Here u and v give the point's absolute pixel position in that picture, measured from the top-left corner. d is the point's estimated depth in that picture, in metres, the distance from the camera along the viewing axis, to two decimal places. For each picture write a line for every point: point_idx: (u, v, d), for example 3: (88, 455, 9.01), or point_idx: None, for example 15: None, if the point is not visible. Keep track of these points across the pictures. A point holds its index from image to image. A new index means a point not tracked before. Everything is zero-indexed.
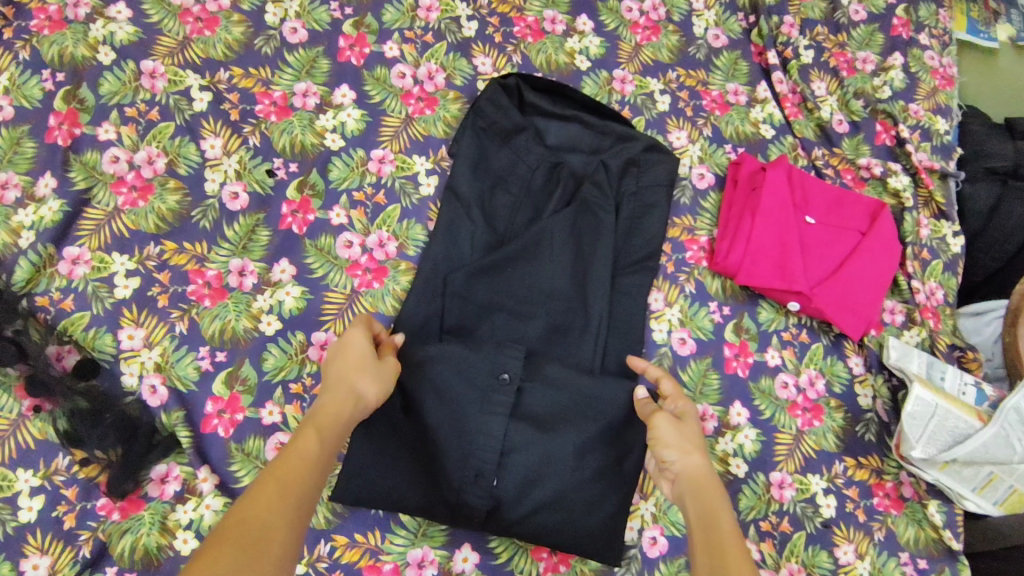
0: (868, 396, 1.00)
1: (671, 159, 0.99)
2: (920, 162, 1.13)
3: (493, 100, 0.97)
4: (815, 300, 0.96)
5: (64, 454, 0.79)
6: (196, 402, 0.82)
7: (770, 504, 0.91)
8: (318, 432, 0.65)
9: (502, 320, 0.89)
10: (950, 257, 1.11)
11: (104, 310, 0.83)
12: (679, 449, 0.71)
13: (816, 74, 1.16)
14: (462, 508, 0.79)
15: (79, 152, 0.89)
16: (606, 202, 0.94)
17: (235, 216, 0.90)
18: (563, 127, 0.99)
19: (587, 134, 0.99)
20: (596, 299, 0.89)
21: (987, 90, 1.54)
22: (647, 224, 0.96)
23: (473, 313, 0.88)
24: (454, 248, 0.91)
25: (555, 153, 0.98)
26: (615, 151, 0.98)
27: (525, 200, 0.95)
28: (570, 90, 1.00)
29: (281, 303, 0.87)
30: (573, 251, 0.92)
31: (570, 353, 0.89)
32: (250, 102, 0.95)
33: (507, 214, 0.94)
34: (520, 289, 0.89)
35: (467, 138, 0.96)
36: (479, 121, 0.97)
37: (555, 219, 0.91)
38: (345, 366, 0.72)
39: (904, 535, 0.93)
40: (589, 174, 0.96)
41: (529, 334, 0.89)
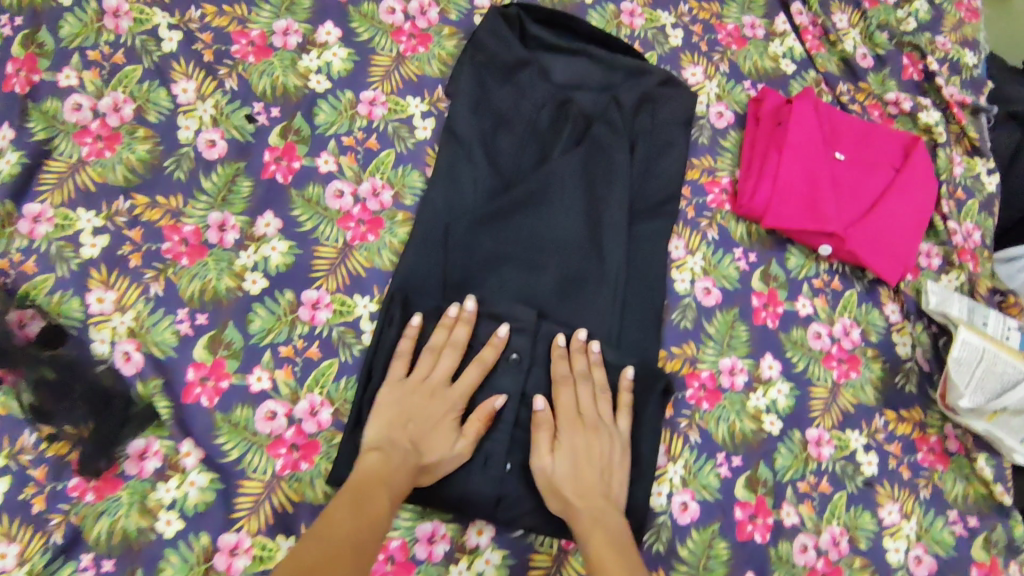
0: (907, 345, 0.92)
1: (686, 94, 0.91)
2: (951, 96, 1.05)
3: (493, 32, 0.89)
4: (849, 241, 0.88)
5: (31, 430, 0.70)
6: (176, 370, 0.74)
7: (808, 463, 0.84)
8: (387, 486, 0.62)
9: (511, 274, 0.80)
10: (986, 197, 1.03)
11: (70, 271, 0.75)
12: (565, 462, 0.68)
13: (837, 5, 1.08)
14: (468, 501, 0.71)
15: (38, 100, 0.80)
16: (619, 140, 0.85)
17: (212, 165, 0.81)
18: (570, 64, 0.92)
19: (595, 69, 0.92)
20: (612, 246, 0.81)
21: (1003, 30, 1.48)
22: (665, 165, 0.89)
23: (480, 267, 0.80)
24: (457, 199, 0.83)
25: (561, 91, 0.90)
26: (627, 86, 0.90)
27: (530, 142, 0.86)
28: (574, 20, 0.92)
29: (267, 259, 0.79)
30: (586, 196, 0.84)
31: (585, 305, 0.80)
32: (225, 42, 0.86)
33: (510, 157, 0.86)
34: (529, 239, 0.81)
35: (465, 74, 0.88)
36: (478, 56, 0.89)
37: (564, 160, 0.83)
38: (432, 411, 0.69)
39: (952, 491, 0.87)
40: (599, 112, 0.88)
41: (541, 289, 0.80)
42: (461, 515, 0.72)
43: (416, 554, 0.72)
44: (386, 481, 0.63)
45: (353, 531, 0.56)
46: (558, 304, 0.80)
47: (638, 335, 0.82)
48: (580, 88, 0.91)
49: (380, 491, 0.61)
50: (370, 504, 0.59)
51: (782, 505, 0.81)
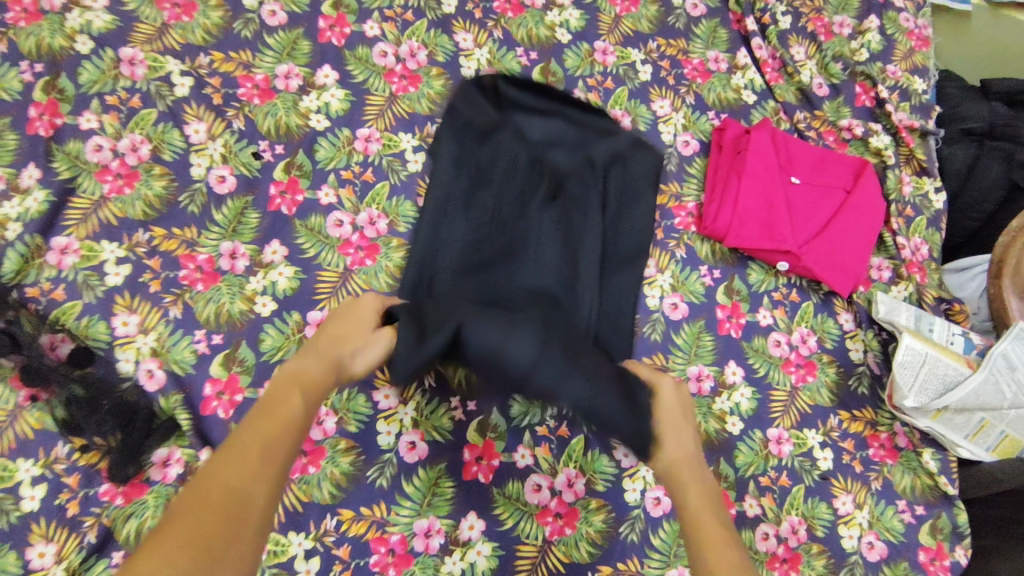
0: (859, 350, 1.01)
1: (653, 154, 1.01)
2: (900, 121, 1.14)
3: (468, 98, 0.99)
4: (804, 259, 0.97)
5: (64, 442, 0.78)
6: (194, 386, 0.82)
7: (769, 459, 0.92)
8: (301, 385, 0.62)
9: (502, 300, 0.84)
10: (932, 213, 1.12)
11: (95, 297, 0.82)
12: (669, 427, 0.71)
13: (795, 39, 1.17)
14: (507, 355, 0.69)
15: (62, 142, 0.87)
16: (591, 196, 0.95)
17: (223, 199, 0.89)
18: (544, 124, 1.00)
19: (569, 129, 1.00)
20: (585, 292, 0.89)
21: (966, 55, 1.55)
22: (637, 206, 0.98)
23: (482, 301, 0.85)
24: (447, 239, 0.89)
25: (536, 147, 0.98)
26: (598, 146, 0.99)
27: (508, 191, 0.94)
28: (550, 88, 1.01)
29: (275, 284, 0.87)
30: (562, 240, 0.91)
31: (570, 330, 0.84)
32: (232, 86, 0.94)
33: (489, 207, 0.92)
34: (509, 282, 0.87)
35: (446, 134, 0.96)
36: (456, 119, 0.97)
37: (542, 213, 0.92)
38: (364, 317, 0.72)
39: (900, 483, 0.95)
40: (574, 168, 0.97)
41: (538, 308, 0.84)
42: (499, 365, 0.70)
43: (414, 547, 0.80)
44: (301, 380, 0.63)
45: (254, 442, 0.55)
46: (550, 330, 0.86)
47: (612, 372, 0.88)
48: (555, 145, 0.99)
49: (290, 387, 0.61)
50: (280, 406, 0.59)
51: (745, 498, 0.90)
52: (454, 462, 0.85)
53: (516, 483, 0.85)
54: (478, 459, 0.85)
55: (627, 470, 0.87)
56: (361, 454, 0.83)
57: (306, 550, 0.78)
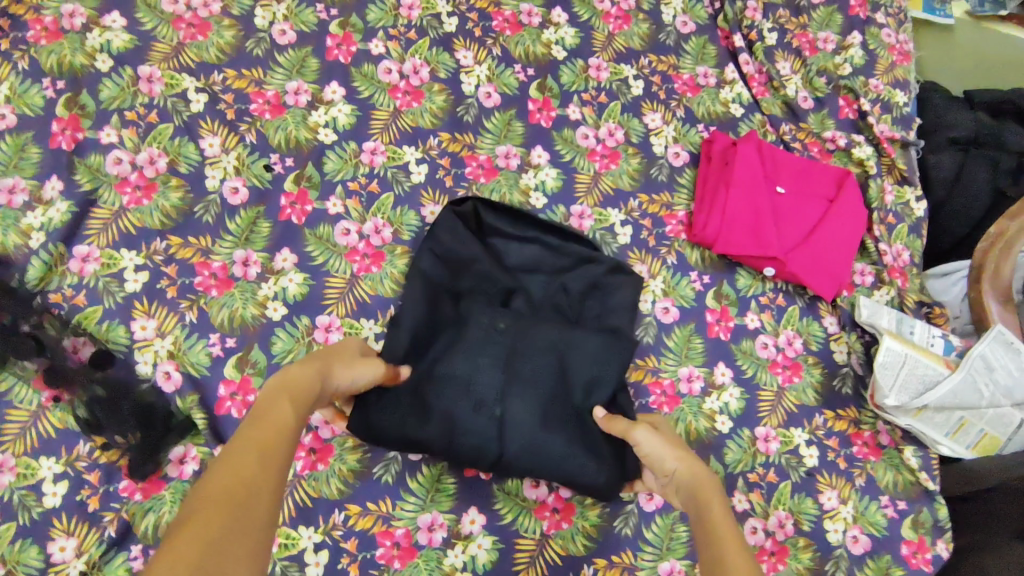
0: (843, 352, 1.06)
1: (635, 282, 0.96)
2: (881, 133, 1.19)
3: (451, 229, 0.94)
4: (789, 264, 1.02)
5: (85, 440, 0.82)
6: (209, 387, 0.86)
7: (756, 457, 0.97)
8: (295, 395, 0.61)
9: (494, 328, 0.89)
10: (914, 220, 1.17)
11: (116, 303, 0.87)
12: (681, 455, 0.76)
13: (781, 54, 1.22)
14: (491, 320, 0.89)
15: (83, 156, 0.92)
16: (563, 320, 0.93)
17: (236, 209, 0.94)
18: (524, 250, 0.97)
19: (547, 256, 0.97)
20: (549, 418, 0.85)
21: (957, 71, 1.59)
22: (615, 297, 0.95)
23: (474, 347, 0.87)
24: (436, 307, 0.90)
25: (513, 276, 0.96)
26: (577, 275, 0.96)
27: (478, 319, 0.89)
28: (529, 216, 0.97)
29: (285, 290, 0.91)
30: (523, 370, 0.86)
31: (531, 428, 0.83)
32: (244, 102, 0.99)
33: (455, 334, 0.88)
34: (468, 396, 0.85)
35: (426, 260, 0.92)
36: (436, 246, 0.93)
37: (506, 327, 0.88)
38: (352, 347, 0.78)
39: (883, 479, 0.99)
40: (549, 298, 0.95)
41: (535, 339, 0.88)
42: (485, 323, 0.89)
43: (418, 540, 0.84)
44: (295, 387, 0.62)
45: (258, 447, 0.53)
46: (545, 377, 0.86)
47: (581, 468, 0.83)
48: (534, 272, 0.97)
49: (284, 395, 0.60)
50: (272, 414, 0.57)
51: (733, 494, 0.94)
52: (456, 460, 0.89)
53: (515, 480, 0.89)
54: None
55: None
56: (367, 452, 0.87)
57: (315, 543, 0.82)
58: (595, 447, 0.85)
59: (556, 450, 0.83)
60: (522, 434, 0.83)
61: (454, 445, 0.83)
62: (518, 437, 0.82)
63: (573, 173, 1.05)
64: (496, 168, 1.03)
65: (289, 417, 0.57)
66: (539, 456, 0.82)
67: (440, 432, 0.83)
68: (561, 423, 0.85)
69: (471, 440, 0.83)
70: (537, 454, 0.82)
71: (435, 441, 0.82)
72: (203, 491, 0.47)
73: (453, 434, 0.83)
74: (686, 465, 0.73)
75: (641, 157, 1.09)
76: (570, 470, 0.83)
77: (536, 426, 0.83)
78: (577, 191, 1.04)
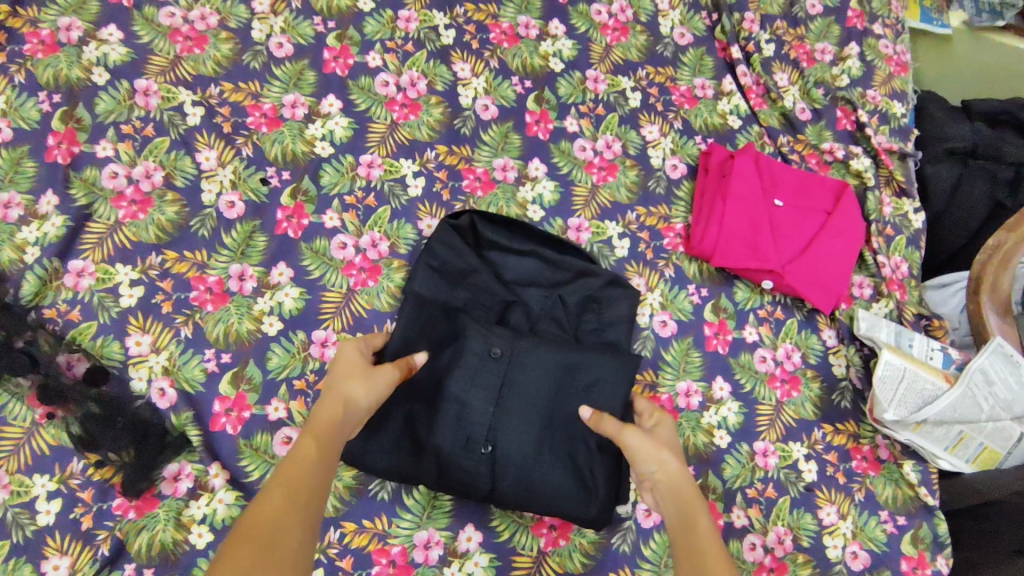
0: (842, 365, 1.05)
1: (633, 296, 0.96)
2: (879, 144, 1.19)
3: (446, 242, 0.94)
4: (787, 277, 1.02)
5: (79, 458, 0.82)
6: (204, 403, 0.85)
7: (755, 472, 0.96)
8: (333, 433, 0.67)
9: (489, 353, 0.86)
10: (913, 232, 1.17)
11: (110, 318, 0.86)
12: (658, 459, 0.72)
13: (779, 66, 1.22)
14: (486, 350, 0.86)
15: (79, 170, 0.92)
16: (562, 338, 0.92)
17: (232, 223, 0.94)
18: (522, 263, 0.97)
19: (545, 270, 0.97)
20: (546, 433, 0.85)
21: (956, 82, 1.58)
22: (614, 308, 0.95)
23: (467, 373, 0.86)
24: (429, 327, 0.89)
25: (511, 289, 0.95)
26: (573, 288, 0.95)
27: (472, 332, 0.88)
28: (530, 226, 0.97)
29: (281, 304, 0.91)
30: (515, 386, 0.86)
31: (527, 466, 0.83)
32: (241, 115, 0.99)
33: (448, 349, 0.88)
34: (464, 418, 0.84)
35: (420, 277, 0.92)
36: (432, 262, 0.93)
37: (504, 346, 0.87)
38: (351, 357, 0.75)
39: (883, 494, 0.99)
40: (546, 313, 0.94)
41: (531, 366, 0.86)
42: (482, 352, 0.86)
43: (414, 558, 0.84)
44: (319, 422, 0.68)
45: (281, 495, 0.59)
46: (538, 410, 0.85)
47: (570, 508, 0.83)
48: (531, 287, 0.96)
49: (308, 437, 0.66)
50: (292, 456, 0.64)
51: (732, 509, 0.93)
52: None
53: None
54: None
55: None
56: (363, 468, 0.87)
57: None
58: (588, 484, 0.84)
59: (549, 487, 0.83)
60: (514, 472, 0.83)
61: (445, 481, 0.83)
62: (511, 472, 0.83)
63: (570, 186, 1.05)
64: (492, 180, 1.03)
65: (312, 452, 0.64)
66: (529, 493, 0.83)
67: (431, 466, 0.83)
68: (554, 459, 0.85)
69: (462, 475, 0.83)
70: (529, 488, 0.83)
71: (425, 475, 0.83)
72: (240, 530, 0.56)
73: (444, 468, 0.83)
74: (666, 469, 0.71)
75: (638, 169, 1.09)
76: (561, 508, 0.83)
77: (528, 463, 0.83)
78: (574, 204, 1.04)
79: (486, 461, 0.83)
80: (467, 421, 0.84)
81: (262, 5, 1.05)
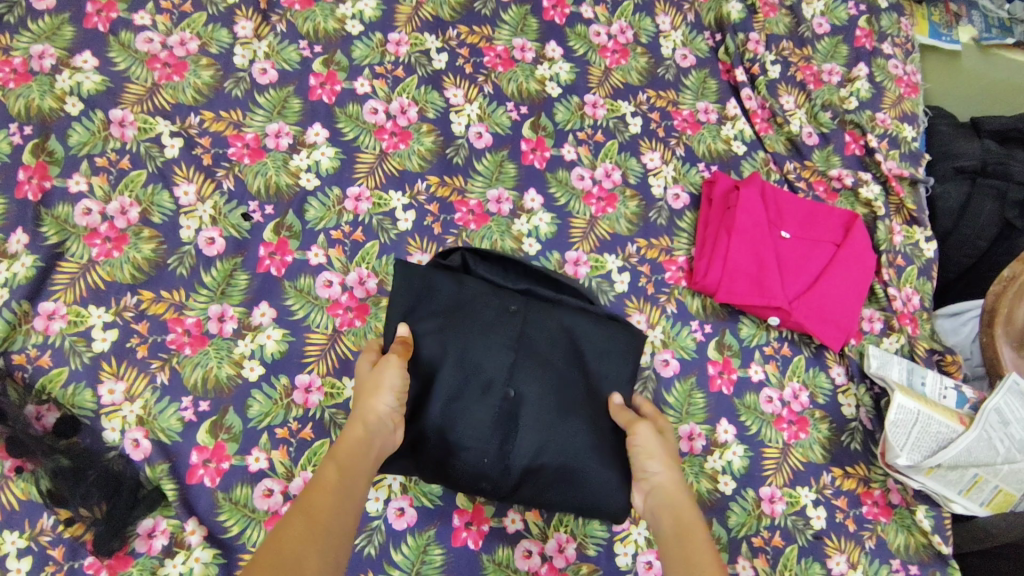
0: (852, 405, 1.01)
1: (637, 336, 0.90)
2: (889, 170, 1.15)
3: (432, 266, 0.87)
4: (794, 314, 0.97)
5: (49, 513, 0.76)
6: (181, 454, 0.81)
7: (761, 519, 0.91)
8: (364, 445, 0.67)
9: (503, 316, 0.84)
10: (924, 262, 1.12)
11: (82, 364, 0.81)
12: (663, 462, 0.74)
13: (784, 88, 1.18)
14: (492, 333, 0.82)
15: (50, 206, 0.87)
16: None
17: (212, 261, 0.89)
18: None
19: None
20: (564, 416, 0.80)
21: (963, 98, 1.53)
22: None
23: (481, 330, 0.82)
24: (432, 283, 0.83)
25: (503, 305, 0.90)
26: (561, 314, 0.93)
27: (477, 319, 0.83)
28: (519, 264, 0.91)
29: (262, 347, 0.86)
30: (526, 365, 0.81)
31: (547, 449, 0.79)
32: (222, 146, 0.94)
33: (451, 335, 0.81)
34: (474, 401, 0.79)
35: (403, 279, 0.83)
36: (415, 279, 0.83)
37: (510, 330, 0.83)
38: (364, 369, 0.76)
39: (895, 542, 0.94)
40: None
41: (540, 346, 0.83)
42: (490, 334, 0.82)
43: None
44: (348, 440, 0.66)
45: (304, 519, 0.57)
46: (554, 372, 0.82)
47: (589, 497, 0.79)
48: None
49: (330, 464, 0.64)
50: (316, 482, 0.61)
51: (737, 560, 0.89)
52: (444, 528, 0.84)
53: (506, 550, 0.84)
54: (467, 524, 0.84)
55: (619, 534, 0.87)
56: None
57: None
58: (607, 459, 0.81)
59: (566, 466, 0.79)
60: (533, 434, 0.79)
61: (459, 443, 0.78)
62: (530, 436, 0.79)
63: (567, 217, 1.00)
64: (486, 213, 0.98)
65: (335, 480, 0.61)
66: (549, 460, 0.79)
67: (447, 426, 0.78)
68: (573, 421, 0.80)
69: (479, 435, 0.78)
70: (545, 468, 0.79)
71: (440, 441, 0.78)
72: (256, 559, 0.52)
73: (458, 431, 0.79)
74: (668, 471, 0.73)
75: (639, 199, 1.04)
76: (580, 496, 0.79)
77: (547, 426, 0.79)
78: (572, 236, 0.99)
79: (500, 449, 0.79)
80: (478, 406, 0.79)
81: (245, 29, 1.01)
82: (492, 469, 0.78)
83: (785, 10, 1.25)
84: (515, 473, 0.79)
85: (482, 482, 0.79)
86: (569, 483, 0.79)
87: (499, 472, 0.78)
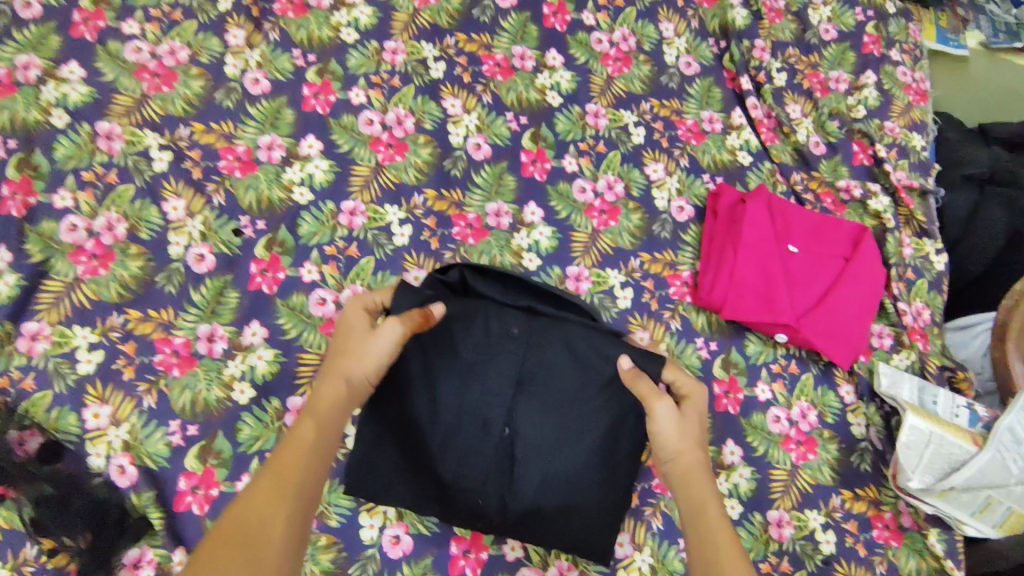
0: (861, 425, 0.98)
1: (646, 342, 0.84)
2: (899, 180, 1.12)
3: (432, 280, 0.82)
4: (802, 331, 0.94)
5: (33, 543, 0.73)
6: (168, 480, 0.78)
7: (769, 544, 0.88)
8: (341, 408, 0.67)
9: (506, 336, 0.78)
10: (935, 276, 1.09)
11: (66, 387, 0.78)
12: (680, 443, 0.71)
13: (790, 96, 1.15)
14: (490, 357, 0.78)
15: (34, 222, 0.84)
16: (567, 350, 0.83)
17: (201, 278, 0.86)
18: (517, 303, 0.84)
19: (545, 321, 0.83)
20: (562, 444, 0.78)
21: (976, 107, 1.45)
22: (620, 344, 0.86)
23: (479, 355, 0.78)
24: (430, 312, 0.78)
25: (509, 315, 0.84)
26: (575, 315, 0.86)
27: (475, 343, 0.78)
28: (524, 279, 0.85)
29: (253, 368, 0.84)
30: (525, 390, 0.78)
31: (543, 477, 0.77)
32: (212, 159, 0.92)
33: (449, 360, 0.78)
34: (470, 428, 0.77)
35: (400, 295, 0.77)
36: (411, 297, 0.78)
37: (510, 352, 0.78)
38: (358, 324, 0.73)
39: (906, 567, 0.91)
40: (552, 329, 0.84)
41: (543, 369, 0.78)
42: (487, 359, 0.78)
43: None
44: (329, 398, 0.67)
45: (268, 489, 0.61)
46: (554, 396, 0.79)
47: (585, 522, 0.78)
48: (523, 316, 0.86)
49: (308, 419, 0.66)
50: (293, 439, 0.64)
51: None
52: (441, 556, 0.81)
53: None
54: (465, 552, 0.82)
55: (621, 561, 0.84)
56: (342, 550, 0.79)
57: None
58: (609, 483, 0.79)
59: (562, 493, 0.78)
60: (530, 469, 0.78)
61: (454, 477, 0.77)
62: (529, 469, 0.77)
63: (569, 231, 0.97)
64: (485, 227, 0.95)
65: (309, 442, 0.64)
66: (546, 494, 0.77)
67: (444, 457, 0.77)
68: (574, 454, 0.78)
69: (475, 469, 0.77)
70: (541, 495, 0.77)
71: (436, 469, 0.77)
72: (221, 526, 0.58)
73: (455, 454, 0.77)
74: (685, 455, 0.71)
75: (642, 212, 1.01)
76: (577, 522, 0.78)
77: (546, 460, 0.78)
78: (573, 251, 0.96)
79: (495, 478, 0.77)
80: (476, 433, 0.77)
81: (237, 38, 0.98)
82: (489, 505, 0.77)
83: (792, 16, 1.22)
84: (514, 497, 0.77)
85: (477, 511, 0.78)
86: (567, 519, 0.78)
87: (495, 508, 0.78)
